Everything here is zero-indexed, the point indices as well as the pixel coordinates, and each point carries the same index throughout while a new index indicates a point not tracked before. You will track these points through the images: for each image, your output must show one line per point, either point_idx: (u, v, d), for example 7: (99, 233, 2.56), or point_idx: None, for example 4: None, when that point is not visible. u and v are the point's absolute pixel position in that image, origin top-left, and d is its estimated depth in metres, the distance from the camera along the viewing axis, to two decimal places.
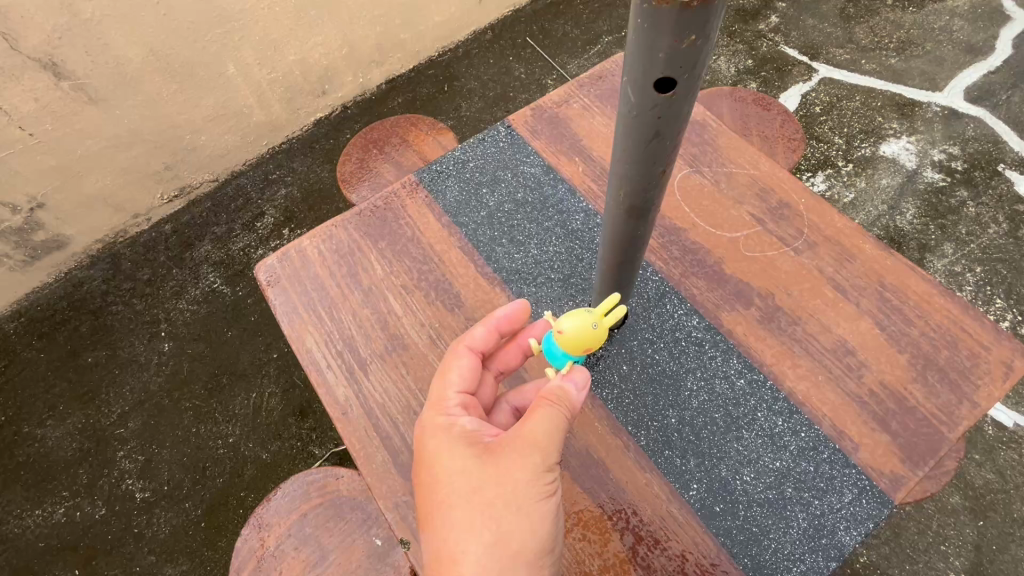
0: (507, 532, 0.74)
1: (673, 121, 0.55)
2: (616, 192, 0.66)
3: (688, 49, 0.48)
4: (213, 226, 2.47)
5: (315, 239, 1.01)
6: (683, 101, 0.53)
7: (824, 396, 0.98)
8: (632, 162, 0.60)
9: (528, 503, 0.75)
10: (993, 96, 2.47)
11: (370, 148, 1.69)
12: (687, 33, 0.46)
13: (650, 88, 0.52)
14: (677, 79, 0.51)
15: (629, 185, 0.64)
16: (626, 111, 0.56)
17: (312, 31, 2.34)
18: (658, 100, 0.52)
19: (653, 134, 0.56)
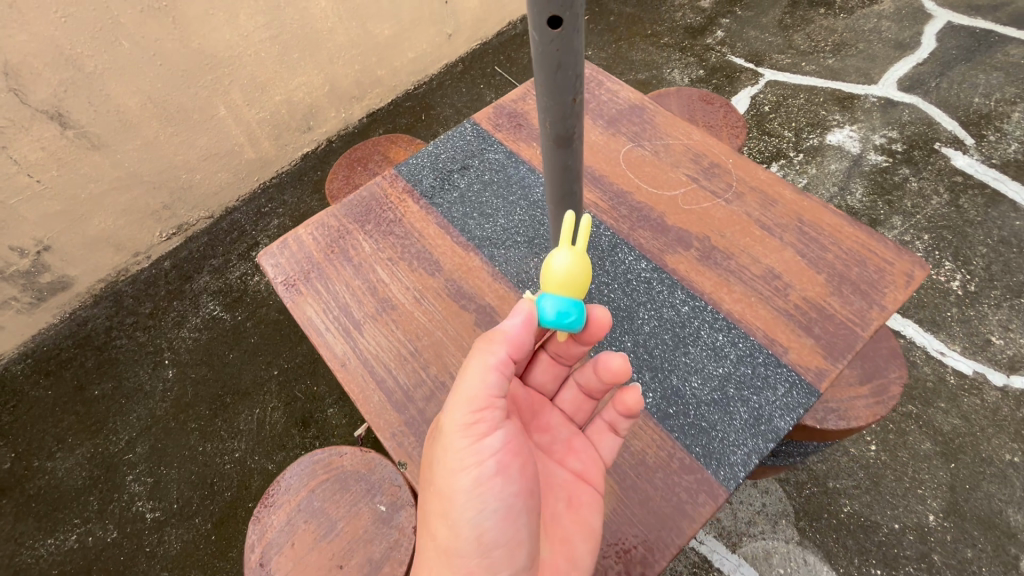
0: (442, 495, 0.78)
1: (571, 54, 0.58)
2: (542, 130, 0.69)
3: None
4: (210, 259, 2.60)
5: (310, 227, 1.13)
6: (574, 34, 0.56)
7: (755, 312, 0.93)
8: (545, 98, 0.63)
9: (455, 472, 0.76)
10: (923, 84, 2.69)
11: (354, 166, 1.85)
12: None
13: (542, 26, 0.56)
14: (564, 15, 0.54)
15: (549, 122, 0.67)
16: (533, 49, 0.59)
17: (295, 72, 2.55)
18: (552, 35, 0.56)
19: (557, 67, 0.59)
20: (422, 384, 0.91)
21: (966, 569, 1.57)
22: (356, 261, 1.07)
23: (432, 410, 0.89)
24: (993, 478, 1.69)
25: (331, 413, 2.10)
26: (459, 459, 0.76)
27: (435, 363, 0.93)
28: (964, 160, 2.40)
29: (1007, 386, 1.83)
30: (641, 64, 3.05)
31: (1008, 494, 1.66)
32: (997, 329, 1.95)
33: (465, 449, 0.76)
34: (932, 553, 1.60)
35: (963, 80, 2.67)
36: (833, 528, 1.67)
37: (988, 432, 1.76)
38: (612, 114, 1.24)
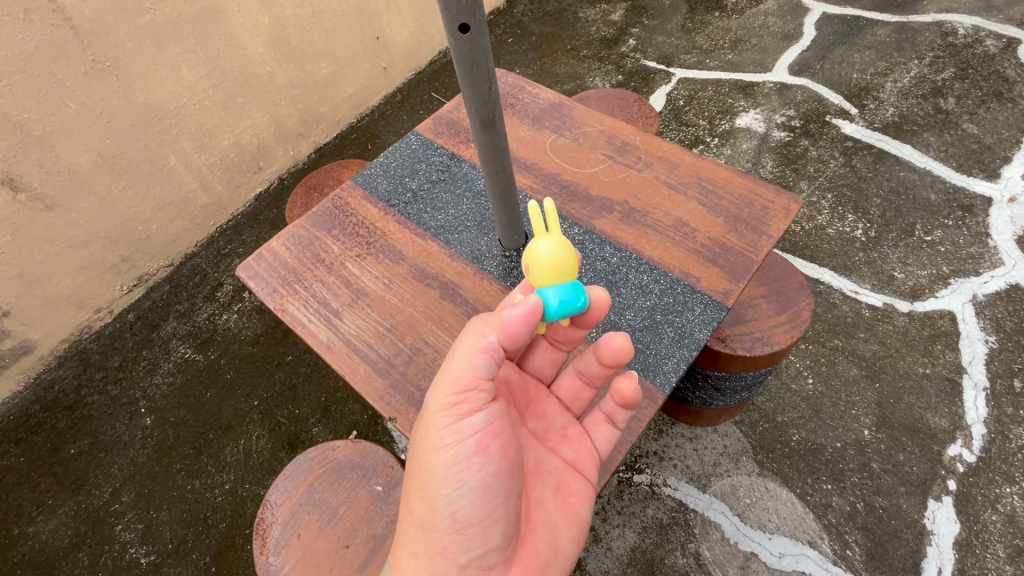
0: (428, 478, 0.88)
1: (481, 52, 0.76)
2: (471, 116, 0.86)
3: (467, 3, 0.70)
4: (176, 305, 2.64)
5: (282, 239, 1.26)
6: (480, 36, 0.75)
7: (671, 255, 1.12)
8: (469, 89, 0.81)
9: (440, 454, 0.86)
10: (810, 67, 3.07)
11: (311, 192, 1.98)
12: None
13: (456, 32, 0.74)
14: (471, 22, 0.73)
15: (475, 108, 0.84)
16: (452, 52, 0.77)
17: (240, 116, 2.67)
18: (463, 38, 0.74)
19: (472, 63, 0.77)
20: (402, 352, 1.05)
21: (901, 470, 1.79)
22: (328, 261, 1.20)
23: (413, 371, 1.02)
24: (911, 390, 1.94)
25: (316, 432, 2.18)
26: (443, 443, 0.86)
27: (410, 333, 1.07)
28: (852, 128, 2.75)
29: (912, 311, 2.11)
30: (565, 76, 3.32)
31: (926, 401, 1.91)
32: (897, 265, 2.24)
33: (449, 435, 0.86)
34: (871, 462, 1.81)
35: (842, 61, 3.06)
36: (787, 455, 1.86)
37: (902, 351, 2.02)
38: (536, 112, 1.44)
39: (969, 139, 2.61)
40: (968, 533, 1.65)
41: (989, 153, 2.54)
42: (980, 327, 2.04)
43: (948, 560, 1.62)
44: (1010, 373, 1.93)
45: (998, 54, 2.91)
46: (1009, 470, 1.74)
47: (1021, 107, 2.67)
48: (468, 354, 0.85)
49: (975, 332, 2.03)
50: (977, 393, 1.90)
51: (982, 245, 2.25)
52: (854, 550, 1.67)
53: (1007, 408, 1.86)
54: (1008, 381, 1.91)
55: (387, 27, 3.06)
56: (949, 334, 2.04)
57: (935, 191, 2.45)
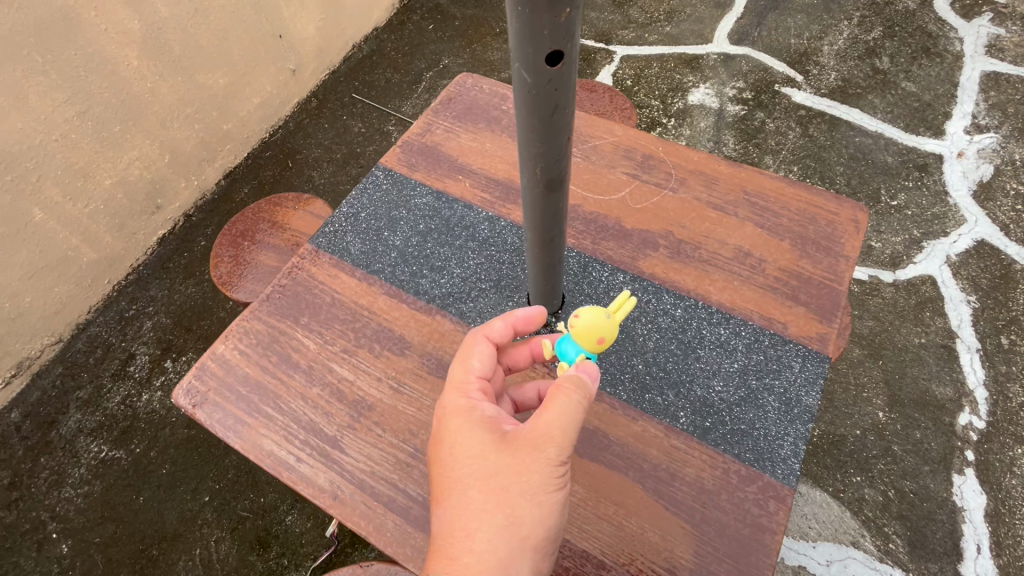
0: (517, 520, 0.71)
1: (567, 92, 0.55)
2: (531, 173, 0.63)
3: (564, 22, 0.49)
4: (75, 391, 2.12)
5: (230, 341, 0.92)
6: (570, 72, 0.53)
7: (743, 297, 0.92)
8: (539, 139, 0.59)
9: (538, 493, 0.72)
10: (748, 36, 2.99)
11: (240, 242, 1.59)
12: (562, 6, 0.47)
13: (541, 65, 0.51)
14: (563, 49, 0.51)
15: (542, 163, 0.61)
16: (520, 89, 0.55)
17: (122, 148, 2.16)
18: (545, 71, 0.52)
19: (553, 106, 0.55)
20: None
21: (921, 448, 1.77)
22: (305, 365, 0.89)
23: None
24: (912, 362, 1.92)
25: (291, 522, 1.83)
26: (543, 482, 0.72)
27: None
28: (801, 96, 2.71)
29: (896, 280, 2.09)
30: (500, 62, 3.00)
31: (928, 372, 1.90)
32: (874, 234, 2.22)
33: (549, 476, 0.73)
34: (892, 445, 1.77)
35: (778, 26, 3.01)
36: (812, 453, 1.78)
37: (896, 324, 2.00)
38: None
39: (910, 98, 2.65)
40: (995, 502, 1.67)
41: (931, 110, 2.59)
42: (960, 288, 2.07)
43: (984, 534, 1.63)
44: (995, 331, 1.97)
45: (918, 9, 2.98)
46: (1015, 430, 1.78)
47: (948, 62, 2.75)
48: (581, 402, 0.74)
49: (957, 293, 2.05)
50: (972, 355, 1.92)
51: (944, 204, 2.28)
52: (896, 542, 1.63)
53: (1000, 367, 1.89)
54: (995, 339, 1.95)
55: (290, 22, 2.60)
56: (935, 300, 2.04)
57: (891, 153, 2.46)
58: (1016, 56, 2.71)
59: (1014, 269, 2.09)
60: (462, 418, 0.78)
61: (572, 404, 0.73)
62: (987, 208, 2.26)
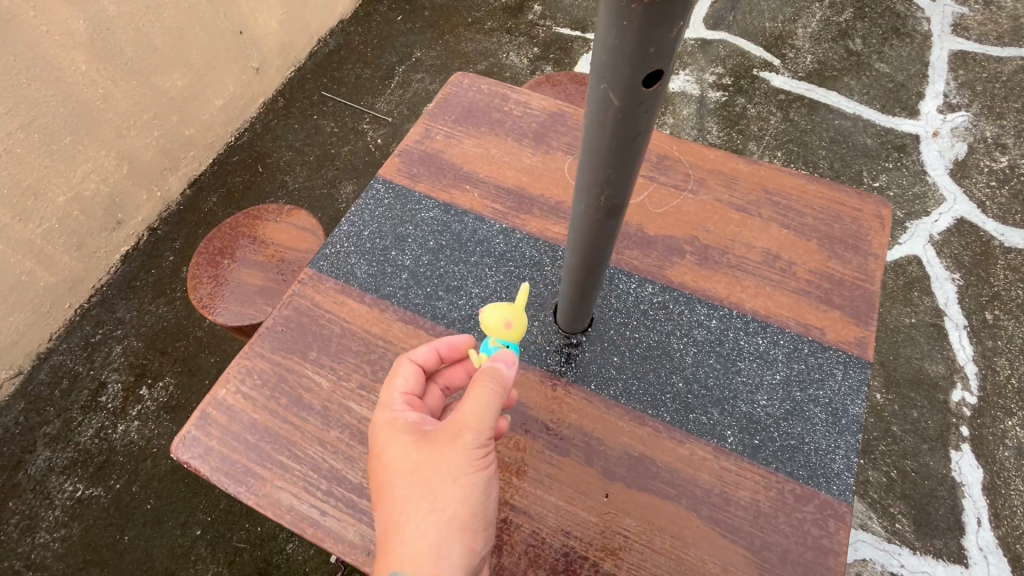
0: (446, 510, 0.69)
1: (653, 116, 0.50)
2: (596, 197, 0.58)
3: (670, 38, 0.43)
4: (42, 427, 1.96)
5: (232, 383, 0.84)
6: (661, 94, 0.48)
7: (777, 303, 0.89)
8: (614, 164, 0.54)
9: (463, 480, 0.70)
10: (724, 20, 2.96)
11: (219, 260, 1.47)
12: (673, 20, 0.41)
13: (636, 87, 0.46)
14: (661, 68, 0.46)
15: (612, 188, 0.56)
16: (602, 108, 0.49)
17: (75, 160, 1.99)
18: (638, 90, 0.46)
19: (638, 130, 0.50)
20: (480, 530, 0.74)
21: (919, 426, 1.80)
22: (320, 406, 0.83)
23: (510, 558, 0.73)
24: (905, 342, 1.96)
25: (292, 549, 1.75)
26: (467, 469, 0.70)
27: None
28: (779, 80, 2.71)
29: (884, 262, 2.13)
30: (475, 53, 2.89)
31: (920, 351, 1.94)
32: None
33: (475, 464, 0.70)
34: (892, 425, 1.81)
35: (752, 9, 2.99)
36: None
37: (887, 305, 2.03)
38: (534, 128, 1.10)
39: (884, 79, 2.68)
40: (990, 475, 1.72)
41: (904, 91, 2.63)
42: (944, 267, 2.11)
43: (983, 507, 1.68)
44: (980, 306, 2.02)
45: None
46: (1004, 403, 1.83)
47: (918, 42, 2.79)
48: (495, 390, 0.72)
49: (942, 272, 2.10)
50: (960, 332, 1.97)
51: (923, 184, 2.33)
52: (902, 522, 1.67)
53: (987, 342, 1.95)
54: (980, 315, 2.00)
55: (250, 17, 2.44)
56: (921, 279, 2.08)
57: (869, 135, 2.49)
58: (982, 34, 2.77)
59: (993, 245, 2.15)
60: (385, 428, 0.75)
61: (485, 393, 0.71)
62: (964, 186, 2.31)
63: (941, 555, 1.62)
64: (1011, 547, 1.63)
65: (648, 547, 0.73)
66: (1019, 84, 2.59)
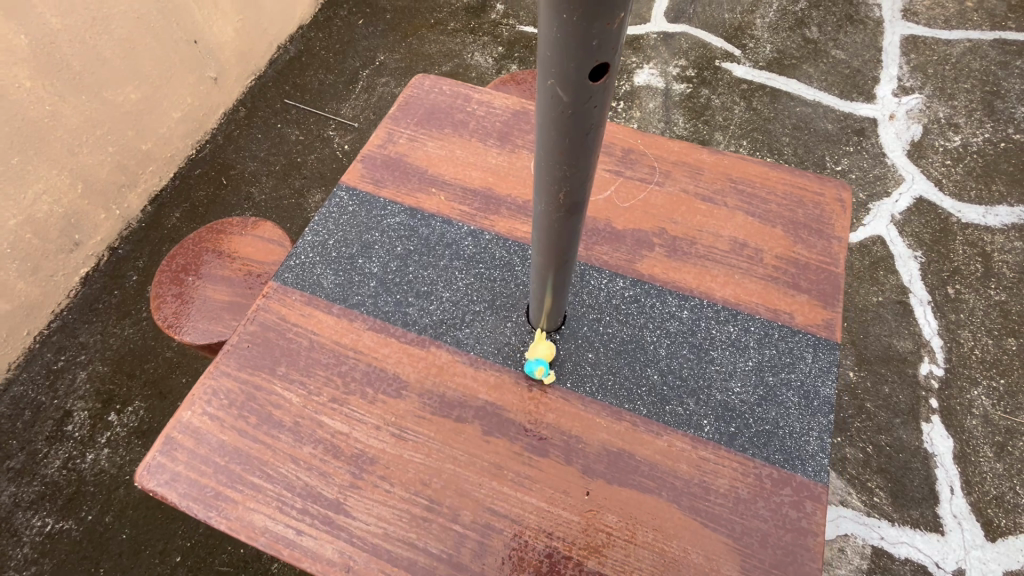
0: None
1: (604, 110, 0.50)
2: (557, 194, 0.57)
3: (611, 29, 0.43)
4: (5, 462, 1.88)
5: (197, 405, 0.81)
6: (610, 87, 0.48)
7: (746, 290, 0.89)
8: (570, 159, 0.53)
9: None
10: (684, 13, 3.00)
11: (182, 277, 1.42)
12: (613, 11, 0.41)
13: (583, 81, 0.46)
14: (607, 60, 0.46)
15: (569, 184, 0.56)
16: (551, 102, 0.49)
17: (25, 181, 1.91)
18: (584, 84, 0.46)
19: (591, 125, 0.50)
20: (464, 540, 0.71)
21: (891, 401, 1.86)
22: (290, 423, 0.79)
23: (495, 566, 0.70)
24: (873, 320, 2.01)
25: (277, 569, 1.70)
26: None
27: (464, 505, 0.73)
28: (742, 70, 2.76)
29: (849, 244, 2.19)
30: (439, 54, 2.87)
31: (888, 328, 2.00)
32: None
33: None
34: (865, 402, 1.86)
35: (711, 2, 3.04)
36: None
37: (855, 285, 2.09)
38: (498, 127, 1.09)
39: (840, 65, 2.75)
40: (960, 443, 1.78)
41: (860, 76, 2.70)
42: (906, 245, 2.18)
43: (955, 476, 1.73)
44: (942, 282, 2.09)
45: None
46: (970, 373, 1.90)
47: (871, 28, 2.87)
48: None
49: (904, 250, 2.16)
50: (924, 308, 2.03)
51: (883, 165, 2.40)
52: (880, 495, 1.71)
53: (950, 315, 2.01)
54: (943, 290, 2.07)
55: (204, 25, 2.37)
56: (886, 258, 2.15)
57: (830, 120, 2.55)
58: (930, 18, 2.86)
59: (951, 221, 2.23)
60: None
61: None
62: (921, 166, 2.39)
63: (918, 525, 1.67)
64: (983, 512, 1.68)
65: (631, 542, 0.71)
66: (968, 65, 2.69)
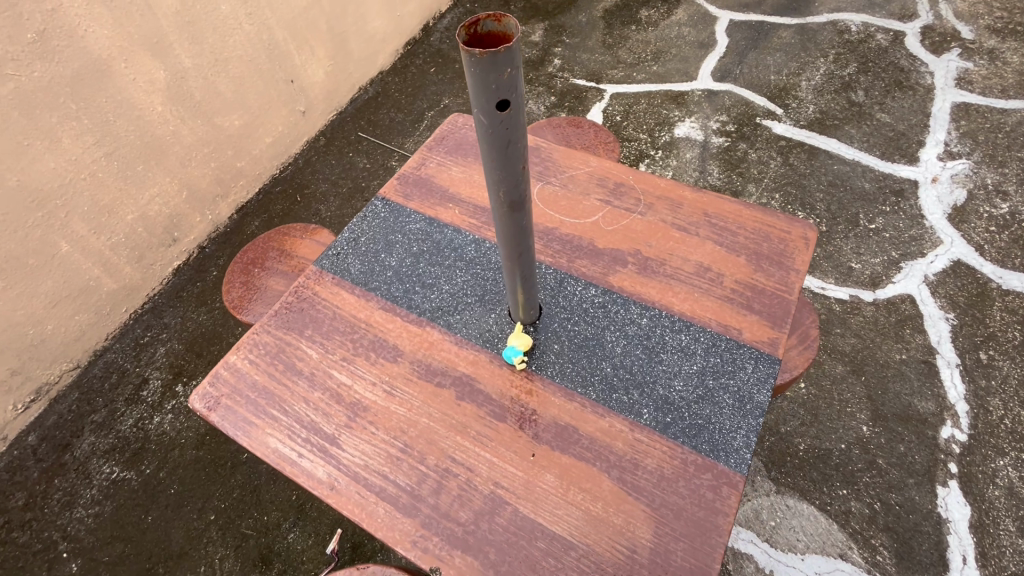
0: None
1: (518, 134, 0.59)
2: (496, 195, 0.68)
3: (505, 77, 0.52)
4: (90, 415, 2.22)
5: (242, 351, 1.03)
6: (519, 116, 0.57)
7: (704, 307, 1.01)
8: (496, 172, 0.63)
9: None
10: (731, 73, 3.18)
11: (250, 269, 1.70)
12: (501, 66, 0.51)
13: (489, 115, 0.56)
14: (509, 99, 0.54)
15: (502, 189, 0.66)
16: (482, 134, 0.58)
17: (144, 185, 2.32)
18: (502, 118, 0.55)
19: (506, 147, 0.60)
20: (426, 478, 0.86)
21: (905, 461, 1.82)
22: (308, 372, 0.99)
23: (446, 502, 0.83)
24: (894, 377, 1.99)
25: (293, 539, 1.87)
26: None
27: (431, 451, 0.88)
28: (781, 127, 2.86)
29: (876, 300, 2.19)
30: None
31: (910, 387, 1.96)
32: (853, 255, 2.33)
33: None
34: (877, 458, 1.83)
35: (758, 64, 3.20)
36: (798, 466, 1.84)
37: (878, 341, 2.08)
38: None
39: (884, 128, 2.79)
40: (979, 513, 1.70)
41: (905, 139, 2.73)
42: (938, 306, 2.15)
43: (969, 545, 1.66)
44: (974, 346, 2.03)
45: (890, 47, 3.17)
46: (996, 442, 1.82)
47: (921, 93, 2.91)
48: None
49: (935, 311, 2.13)
50: (952, 371, 1.98)
51: (920, 227, 2.39)
52: (883, 554, 1.67)
53: (980, 381, 1.95)
54: (974, 354, 2.01)
55: (301, 69, 2.82)
56: (914, 318, 2.12)
57: (868, 180, 2.58)
58: (986, 87, 2.86)
59: (990, 287, 2.17)
60: None
61: None
62: (962, 230, 2.36)
63: None
64: None
65: (563, 497, 0.83)
66: None
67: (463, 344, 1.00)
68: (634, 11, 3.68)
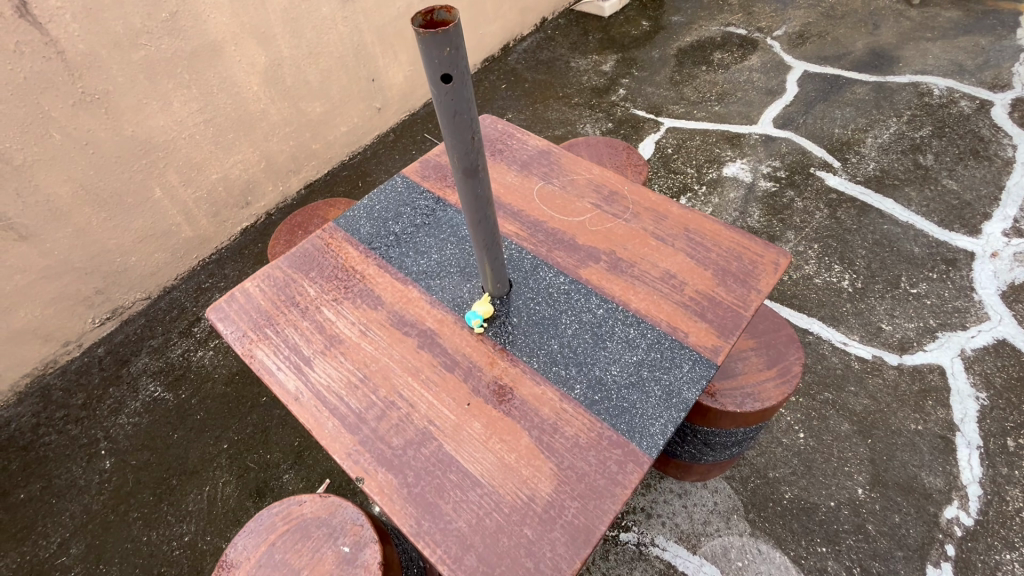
0: None
1: (464, 106, 0.72)
2: (452, 161, 0.80)
3: (449, 54, 0.66)
4: (149, 340, 2.55)
5: (257, 280, 1.22)
6: (463, 90, 0.70)
7: (658, 308, 1.08)
8: (448, 138, 0.76)
9: None
10: (793, 121, 3.16)
11: (295, 230, 1.93)
12: (442, 46, 0.65)
13: (437, 86, 0.69)
14: (452, 74, 0.68)
15: (454, 155, 0.79)
16: (436, 102, 0.72)
17: (231, 152, 2.67)
18: (447, 90, 0.69)
19: (454, 115, 0.73)
20: (374, 405, 0.99)
21: (897, 533, 1.72)
22: (303, 305, 1.16)
23: (385, 427, 0.96)
24: (904, 447, 1.89)
25: (287, 479, 2.05)
26: None
27: (384, 386, 1.01)
28: (835, 180, 2.81)
29: (901, 364, 2.09)
30: (557, 121, 3.37)
31: (919, 459, 1.86)
32: (885, 317, 2.23)
33: None
34: (867, 523, 1.74)
35: (824, 116, 3.16)
36: (779, 514, 1.79)
37: (894, 406, 1.98)
38: (524, 159, 1.45)
39: (949, 195, 2.66)
40: None
41: (969, 209, 2.59)
42: (970, 383, 2.02)
43: None
44: (1002, 431, 1.89)
45: (973, 114, 3.03)
46: (1007, 534, 1.68)
47: (997, 165, 2.75)
48: None
49: (966, 388, 2.01)
50: (971, 451, 1.86)
51: (967, 299, 2.26)
52: None
53: (1001, 468, 1.81)
54: (1000, 439, 1.87)
55: (383, 70, 3.14)
56: (939, 390, 2.01)
57: (918, 244, 2.47)
58: None
59: None
60: None
61: None
62: (1015, 310, 2.20)
63: None
64: None
65: (484, 444, 0.92)
66: None
67: (437, 305, 1.13)
68: (708, 52, 3.74)
